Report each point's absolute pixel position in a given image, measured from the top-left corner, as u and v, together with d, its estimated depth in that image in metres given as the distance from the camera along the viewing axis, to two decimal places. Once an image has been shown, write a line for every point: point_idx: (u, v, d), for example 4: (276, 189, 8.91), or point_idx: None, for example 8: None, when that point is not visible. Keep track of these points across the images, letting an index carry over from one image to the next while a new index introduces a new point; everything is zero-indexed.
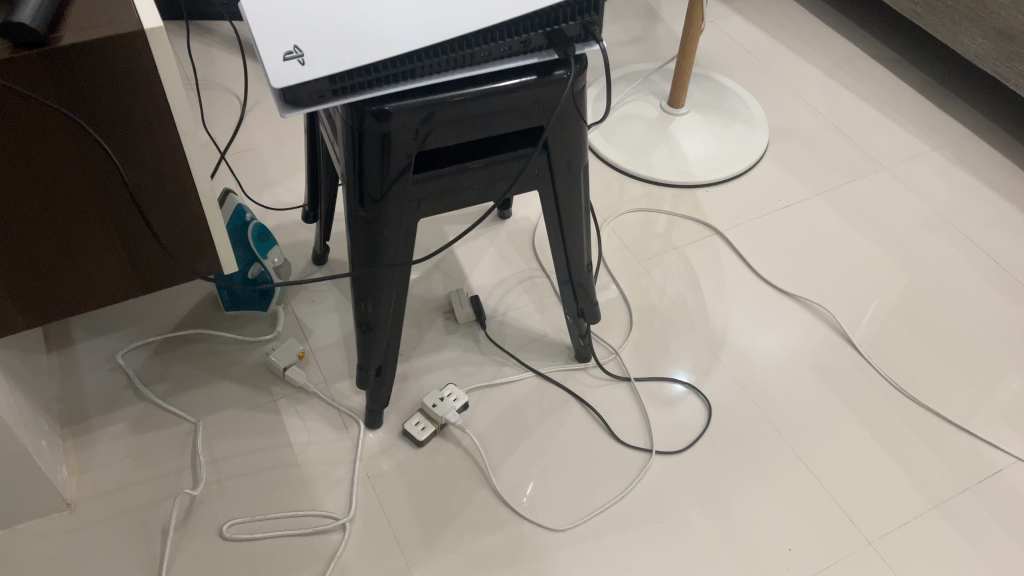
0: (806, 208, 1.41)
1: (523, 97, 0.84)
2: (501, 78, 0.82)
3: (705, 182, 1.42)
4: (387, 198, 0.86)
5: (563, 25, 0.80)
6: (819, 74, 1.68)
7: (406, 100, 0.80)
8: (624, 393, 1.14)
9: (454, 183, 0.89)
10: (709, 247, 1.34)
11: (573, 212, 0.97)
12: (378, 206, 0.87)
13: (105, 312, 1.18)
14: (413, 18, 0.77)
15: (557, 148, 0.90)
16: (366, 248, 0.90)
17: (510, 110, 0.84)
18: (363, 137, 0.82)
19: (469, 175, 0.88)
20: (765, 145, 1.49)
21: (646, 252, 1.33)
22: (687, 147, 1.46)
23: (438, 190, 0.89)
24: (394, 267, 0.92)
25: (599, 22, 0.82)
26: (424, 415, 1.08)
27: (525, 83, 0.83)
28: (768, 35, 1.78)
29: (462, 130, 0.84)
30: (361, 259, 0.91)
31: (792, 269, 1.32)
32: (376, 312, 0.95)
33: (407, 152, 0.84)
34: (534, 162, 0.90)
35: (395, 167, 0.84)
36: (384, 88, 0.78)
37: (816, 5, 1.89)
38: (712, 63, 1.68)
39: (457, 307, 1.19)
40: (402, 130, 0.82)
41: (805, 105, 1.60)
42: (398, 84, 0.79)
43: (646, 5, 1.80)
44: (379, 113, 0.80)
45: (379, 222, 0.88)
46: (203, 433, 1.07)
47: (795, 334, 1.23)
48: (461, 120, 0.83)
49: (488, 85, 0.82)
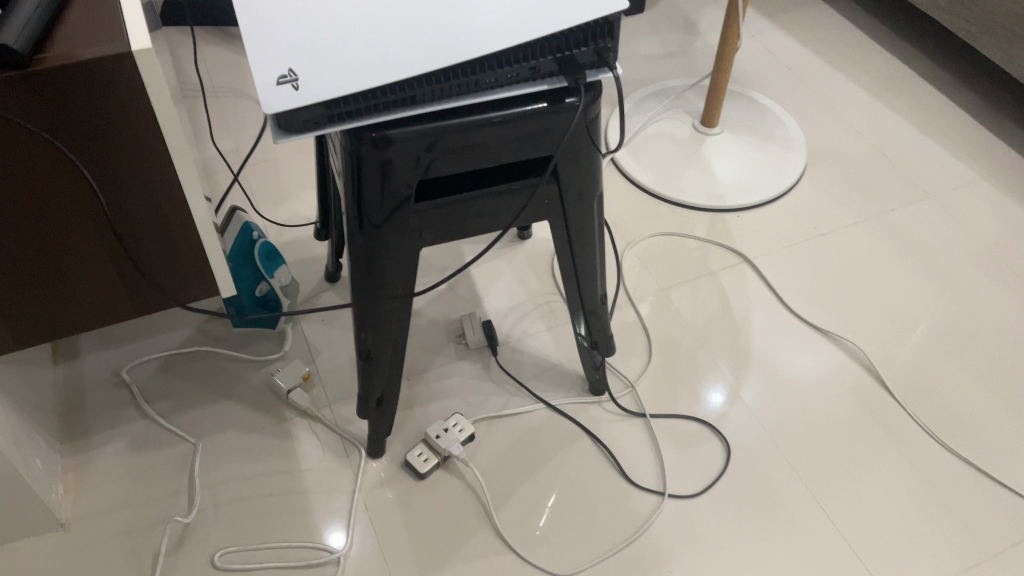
0: (842, 237, 1.34)
1: (532, 126, 0.79)
2: (508, 105, 0.78)
3: (735, 207, 1.36)
4: (388, 227, 0.83)
5: (575, 50, 0.76)
6: (863, 94, 1.61)
7: (407, 126, 0.76)
8: (638, 430, 1.09)
9: (458, 213, 0.85)
10: (737, 276, 1.28)
11: (585, 244, 0.92)
12: (378, 235, 0.83)
13: (114, 325, 1.17)
14: (415, 41, 0.72)
15: (568, 178, 0.85)
16: (366, 277, 0.87)
17: (518, 139, 0.80)
18: (362, 164, 0.78)
19: (474, 205, 0.84)
20: (803, 169, 1.42)
21: (671, 279, 1.27)
22: (719, 169, 1.40)
23: (442, 219, 0.85)
24: (395, 297, 0.89)
25: (614, 48, 0.77)
26: (428, 446, 1.04)
27: (533, 110, 0.78)
28: (811, 51, 1.71)
29: (466, 158, 0.80)
30: (361, 288, 0.88)
31: (824, 302, 1.25)
32: (376, 341, 0.92)
33: (408, 179, 0.80)
34: (544, 192, 0.86)
35: (396, 196, 0.81)
36: (383, 115, 0.74)
37: (864, 21, 1.81)
38: (751, 80, 1.61)
39: (468, 332, 1.15)
40: (402, 158, 0.78)
41: (847, 127, 1.53)
42: (398, 111, 0.75)
43: (684, 18, 1.74)
44: (378, 139, 0.76)
45: (380, 250, 0.84)
46: (202, 456, 1.04)
47: (826, 373, 1.17)
48: (465, 148, 0.79)
49: (494, 112, 0.77)
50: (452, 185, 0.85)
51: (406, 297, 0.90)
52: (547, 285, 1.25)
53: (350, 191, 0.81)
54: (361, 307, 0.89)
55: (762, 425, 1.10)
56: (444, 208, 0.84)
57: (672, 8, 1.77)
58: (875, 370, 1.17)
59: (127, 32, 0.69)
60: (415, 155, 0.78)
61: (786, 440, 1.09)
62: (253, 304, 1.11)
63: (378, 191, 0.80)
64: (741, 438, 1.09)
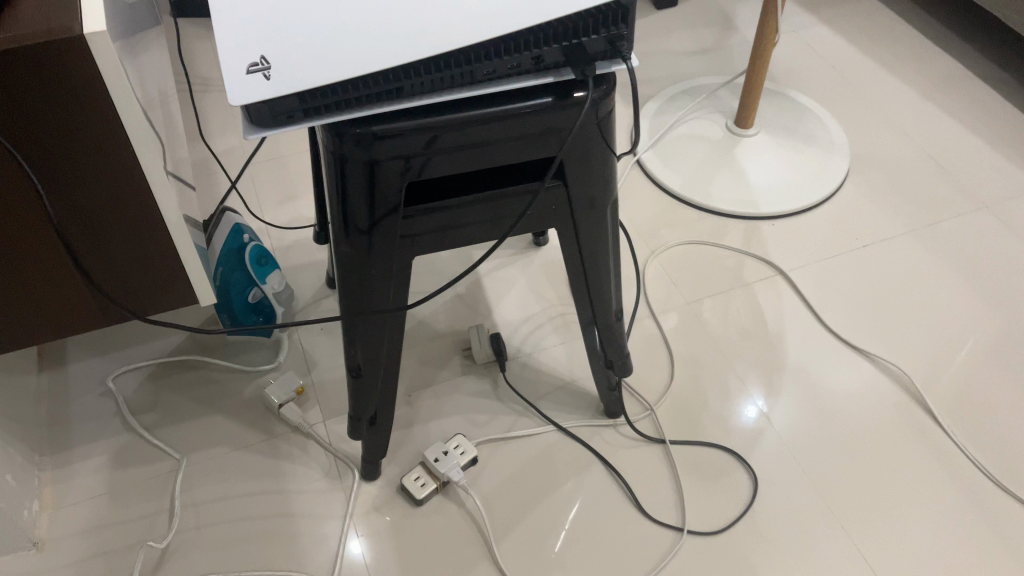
0: (887, 249, 1.23)
1: (535, 123, 0.71)
2: (509, 100, 0.69)
3: (770, 214, 1.26)
4: (376, 234, 0.75)
5: (585, 38, 0.67)
6: (913, 95, 1.49)
7: (394, 122, 0.68)
8: (656, 458, 0.99)
9: (454, 219, 0.77)
10: (770, 288, 1.18)
11: (597, 255, 0.83)
12: (366, 243, 0.75)
13: (104, 331, 1.12)
14: (405, 26, 0.64)
15: (577, 181, 0.77)
16: (354, 289, 0.79)
17: (519, 138, 0.72)
18: (346, 164, 0.70)
19: (472, 210, 0.76)
20: (845, 174, 1.32)
21: (698, 291, 1.18)
22: (754, 173, 1.29)
23: (437, 226, 0.77)
24: (387, 311, 0.81)
25: (629, 37, 0.68)
26: (426, 469, 0.96)
27: (537, 106, 0.70)
28: (856, 47, 1.60)
29: (462, 159, 0.72)
30: (349, 301, 0.80)
31: (866, 319, 1.15)
32: (367, 358, 0.84)
33: (397, 181, 0.72)
34: (550, 196, 0.78)
35: (385, 200, 0.73)
36: (367, 109, 0.66)
37: (914, 16, 1.69)
38: (790, 78, 1.51)
39: (476, 344, 1.07)
40: (390, 158, 0.70)
41: (893, 130, 1.42)
42: (384, 104, 0.66)
43: (720, 12, 1.64)
44: (362, 137, 0.68)
45: (368, 260, 0.77)
46: (186, 473, 0.98)
47: (866, 397, 1.06)
48: (460, 147, 0.71)
49: (493, 107, 0.69)
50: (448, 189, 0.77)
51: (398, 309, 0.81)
52: (562, 295, 1.16)
53: (334, 194, 0.73)
54: (350, 321, 0.81)
55: (793, 453, 1.00)
56: (439, 214, 0.76)
57: (706, 2, 1.67)
58: (920, 395, 1.06)
59: (82, 10, 0.62)
60: (405, 154, 0.70)
61: (821, 472, 0.98)
62: (247, 312, 1.05)
63: (364, 194, 0.72)
64: (771, 468, 0.99)
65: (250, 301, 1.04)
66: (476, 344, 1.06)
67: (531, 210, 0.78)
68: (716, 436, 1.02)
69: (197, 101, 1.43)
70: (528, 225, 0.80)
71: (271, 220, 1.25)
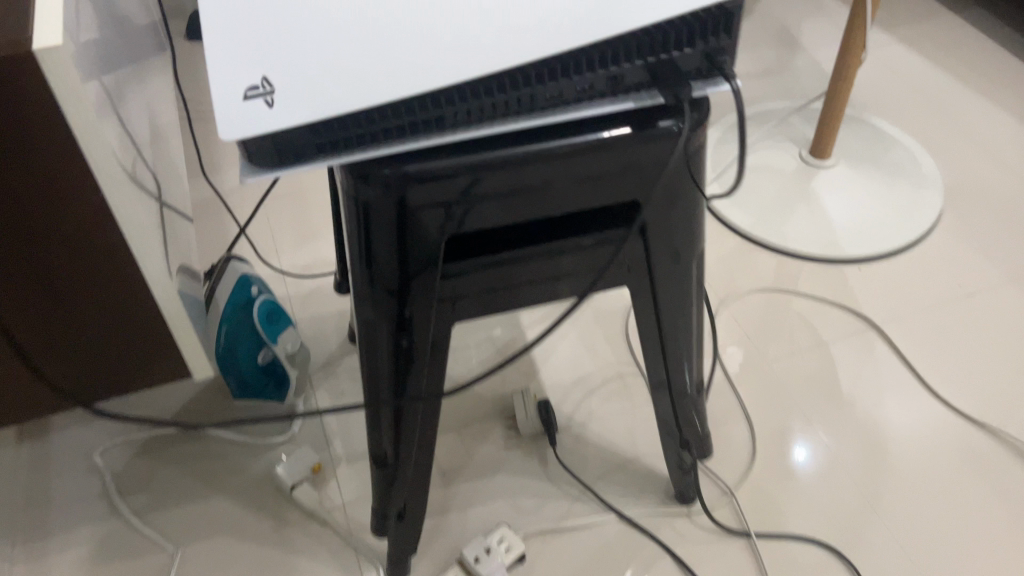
0: (998, 297, 1.06)
1: (611, 160, 0.56)
2: (576, 132, 0.54)
3: (857, 258, 1.09)
4: (410, 296, 0.60)
5: (675, 52, 0.51)
6: (1010, 119, 1.32)
7: (431, 160, 0.53)
8: (740, 554, 0.82)
9: (506, 277, 0.62)
10: (863, 344, 1.01)
11: (678, 321, 0.67)
12: (396, 308, 0.60)
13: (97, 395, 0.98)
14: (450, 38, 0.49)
15: (658, 234, 0.61)
16: (382, 363, 0.64)
17: (590, 178, 0.56)
18: (371, 213, 0.55)
19: (528, 266, 0.61)
20: (940, 211, 1.15)
21: (777, 347, 1.01)
22: (835, 211, 1.13)
23: (485, 286, 0.62)
24: (422, 388, 0.66)
25: (730, 51, 0.53)
26: (465, 570, 0.80)
27: (611, 139, 0.54)
28: (940, 69, 1.43)
29: (518, 206, 0.57)
30: (376, 377, 0.65)
31: (982, 381, 0.96)
32: (396, 444, 0.68)
33: (434, 233, 0.57)
34: (625, 251, 0.62)
35: (418, 257, 0.58)
36: (397, 144, 0.51)
37: (1004, 33, 1.52)
38: (868, 103, 1.35)
39: (520, 416, 0.92)
40: (428, 205, 0.55)
41: (991, 160, 1.25)
42: (419, 138, 0.51)
43: (786, 32, 1.49)
44: (392, 179, 0.53)
45: (399, 328, 0.62)
46: (178, 567, 0.83)
47: (992, 478, 0.87)
48: (516, 191, 0.56)
49: (556, 140, 0.54)
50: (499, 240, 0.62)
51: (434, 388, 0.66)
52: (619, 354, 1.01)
53: (358, 248, 0.58)
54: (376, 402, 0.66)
55: (909, 550, 0.81)
56: (487, 272, 0.61)
57: (769, 21, 1.52)
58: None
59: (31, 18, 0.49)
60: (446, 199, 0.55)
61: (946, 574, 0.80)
62: (258, 375, 0.90)
63: (394, 248, 0.57)
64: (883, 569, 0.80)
65: (260, 363, 0.89)
66: (521, 416, 0.91)
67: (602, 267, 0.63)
68: (812, 528, 0.84)
69: (211, 133, 1.31)
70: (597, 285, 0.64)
71: (288, 266, 1.11)
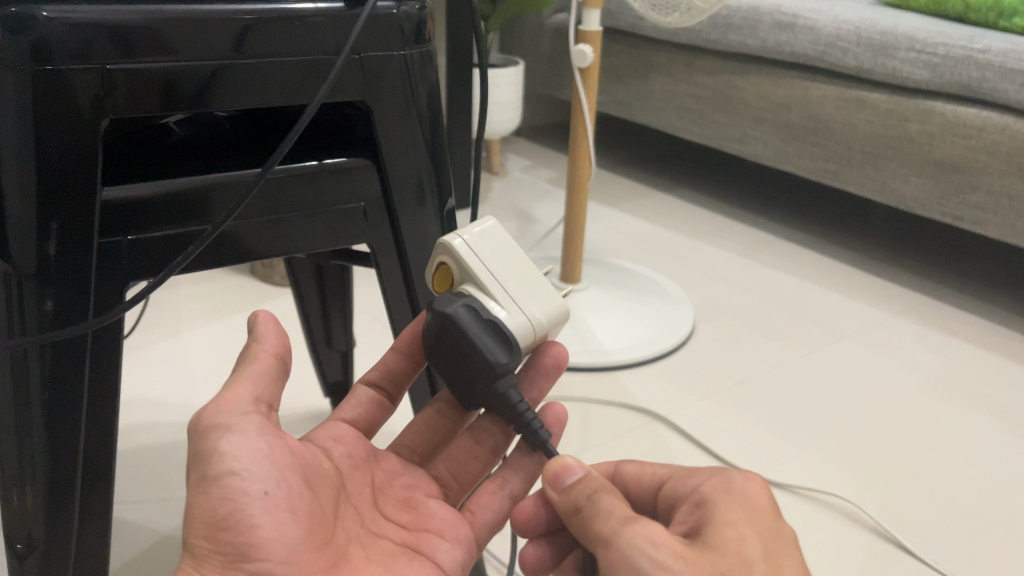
0: (760, 382, 1.04)
1: (322, 35, 0.49)
2: (299, 160, 0.51)
3: (623, 362, 1.05)
4: (68, 196, 0.44)
5: (399, 6, 0.49)
6: (732, 256, 1.40)
7: (52, 160, 0.43)
8: None
9: (177, 192, 0.48)
10: (650, 434, 0.92)
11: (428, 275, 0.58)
12: (58, 219, 0.44)
13: None
14: (291, 242, 0.52)
15: (398, 213, 0.55)
16: (44, 366, 0.46)
17: (286, 61, 0.48)
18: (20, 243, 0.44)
19: (209, 188, 0.49)
20: (692, 323, 1.16)
21: (566, 445, 0.90)
22: (596, 326, 1.10)
23: (150, 207, 0.47)
24: (94, 357, 0.48)
25: (435, 90, 0.55)
26: None
27: (328, 168, 0.52)
28: (659, 226, 1.51)
29: (207, 81, 0.46)
30: (59, 364, 0.46)
31: (759, 446, 0.91)
32: (45, 517, 0.48)
33: (82, 228, 0.45)
34: (323, 184, 0.52)
35: (72, 259, 0.45)
36: (33, 166, 0.42)
37: (706, 200, 1.67)
38: (604, 251, 1.37)
39: (464, 287, 0.48)
40: (97, 42, 0.42)
41: (728, 284, 1.29)
42: (62, 156, 0.43)
43: (519, 212, 1.57)
44: (23, 190, 0.43)
45: (66, 245, 0.44)
46: None
47: (825, 544, 0.78)
48: (173, 57, 0.44)
49: (289, 165, 0.50)
50: (158, 162, 0.50)
51: (100, 358, 0.49)
52: None
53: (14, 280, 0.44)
54: (26, 384, 0.46)
55: None
56: (163, 195, 0.47)
57: (504, 207, 1.60)
58: (901, 537, 0.78)
59: None
60: (119, 214, 0.47)
61: None
62: None
63: (41, 265, 0.44)
64: None
65: None
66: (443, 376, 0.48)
67: (275, 199, 0.50)
68: None
69: None
70: (314, 225, 0.52)
71: None
